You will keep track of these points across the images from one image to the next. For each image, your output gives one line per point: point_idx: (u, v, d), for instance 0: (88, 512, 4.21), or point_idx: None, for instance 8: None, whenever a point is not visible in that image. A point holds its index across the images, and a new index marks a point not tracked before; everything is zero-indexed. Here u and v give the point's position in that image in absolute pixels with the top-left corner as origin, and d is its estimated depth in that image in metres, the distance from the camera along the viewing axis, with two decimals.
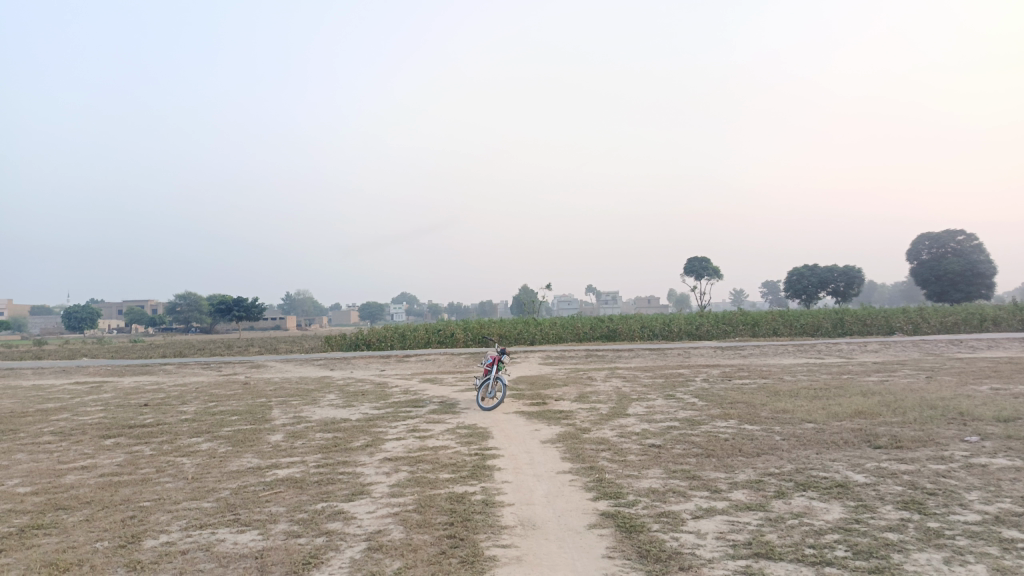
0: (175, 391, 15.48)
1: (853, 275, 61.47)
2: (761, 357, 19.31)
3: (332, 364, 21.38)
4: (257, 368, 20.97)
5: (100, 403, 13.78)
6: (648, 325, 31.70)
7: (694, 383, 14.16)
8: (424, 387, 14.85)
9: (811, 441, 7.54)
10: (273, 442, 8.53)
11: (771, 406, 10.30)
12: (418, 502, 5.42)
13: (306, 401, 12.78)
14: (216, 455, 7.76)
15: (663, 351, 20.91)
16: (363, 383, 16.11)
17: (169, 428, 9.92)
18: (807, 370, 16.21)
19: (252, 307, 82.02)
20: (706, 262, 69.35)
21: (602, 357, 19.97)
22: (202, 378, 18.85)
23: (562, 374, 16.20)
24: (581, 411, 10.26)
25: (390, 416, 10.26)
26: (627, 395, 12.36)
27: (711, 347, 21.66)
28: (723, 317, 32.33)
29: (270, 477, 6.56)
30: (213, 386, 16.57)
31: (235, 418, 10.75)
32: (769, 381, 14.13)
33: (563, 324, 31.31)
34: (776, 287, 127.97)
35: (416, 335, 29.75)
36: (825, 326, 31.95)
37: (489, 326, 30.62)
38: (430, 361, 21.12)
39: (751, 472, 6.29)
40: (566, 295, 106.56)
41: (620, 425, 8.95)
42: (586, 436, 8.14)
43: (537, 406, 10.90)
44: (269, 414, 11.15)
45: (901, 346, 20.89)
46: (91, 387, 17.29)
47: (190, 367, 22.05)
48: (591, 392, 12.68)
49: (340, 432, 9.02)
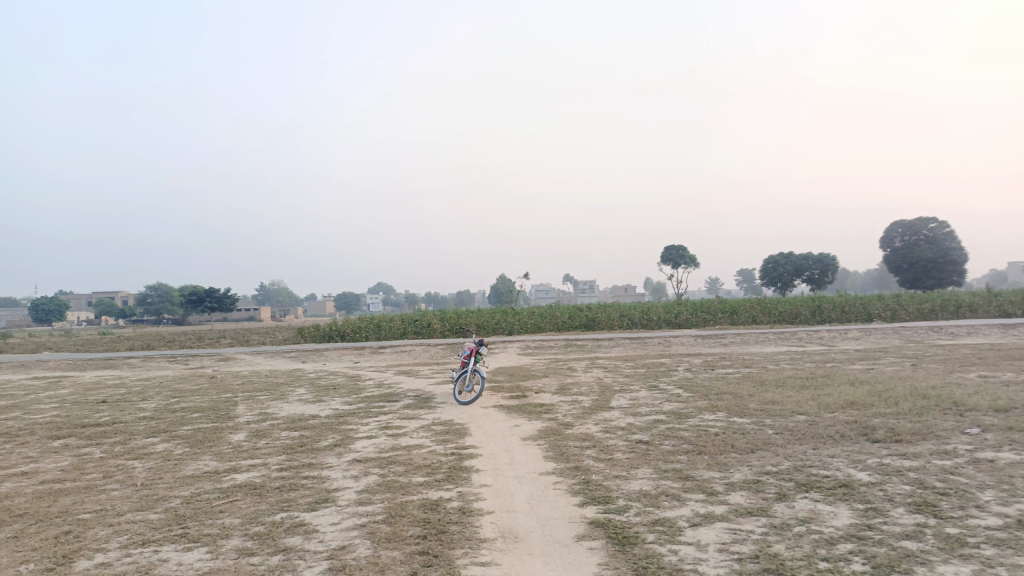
0: (137, 387, 14.79)
1: (828, 262, 61.82)
2: (742, 345, 19.04)
3: (304, 357, 20.72)
4: (226, 361, 20.24)
5: (55, 399, 13.05)
6: (627, 314, 31.38)
7: (678, 373, 13.79)
8: (399, 379, 14.31)
9: (806, 435, 7.15)
10: (235, 442, 7.96)
11: (760, 396, 9.92)
12: (388, 512, 4.91)
13: (274, 396, 12.18)
14: (171, 458, 7.18)
15: (643, 340, 20.54)
16: (335, 377, 15.52)
17: (124, 427, 9.28)
18: (790, 358, 15.91)
19: (225, 298, 80.58)
20: (683, 250, 69.29)
21: (581, 347, 19.55)
22: (168, 372, 18.13)
23: (542, 365, 15.75)
24: (563, 405, 9.80)
25: (361, 412, 9.73)
26: (610, 386, 11.93)
27: (692, 335, 21.36)
28: (701, 305, 32.11)
29: (227, 482, 6.00)
30: (177, 380, 15.86)
31: (197, 416, 10.14)
32: (753, 370, 13.80)
33: (541, 313, 30.88)
34: (751, 276, 128.76)
35: (392, 325, 29.14)
36: (803, 314, 31.86)
37: (466, 315, 30.09)
38: (406, 352, 20.57)
39: (747, 470, 5.88)
40: (543, 284, 106.21)
41: (604, 420, 8.51)
42: (569, 433, 7.68)
43: (516, 400, 10.43)
44: (234, 411, 10.56)
45: (882, 333, 20.74)
46: (49, 382, 16.50)
47: (155, 360, 21.26)
48: (573, 384, 12.23)
49: (308, 431, 8.47)
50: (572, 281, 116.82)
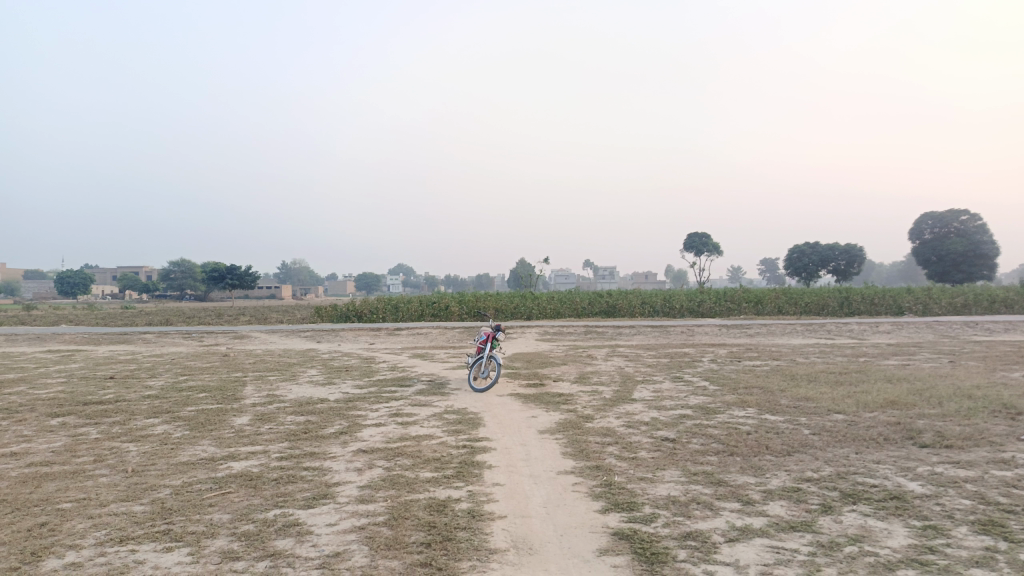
0: (147, 363, 14.52)
1: (855, 254, 60.60)
2: (768, 337, 18.42)
3: (319, 336, 20.41)
4: (240, 339, 19.96)
5: (64, 374, 12.78)
6: (648, 301, 30.76)
7: (703, 364, 13.25)
8: (413, 362, 13.89)
9: (846, 437, 6.61)
10: (237, 426, 7.57)
11: (792, 392, 9.38)
12: (391, 512, 4.47)
13: (283, 377, 11.81)
14: (169, 441, 6.80)
15: (665, 328, 19.97)
16: (348, 358, 15.15)
17: (126, 406, 8.94)
18: (819, 352, 15.29)
19: (245, 276, 80.93)
20: (706, 237, 68.26)
21: (602, 334, 19.05)
22: (182, 349, 17.88)
23: (561, 352, 15.27)
24: (583, 395, 9.33)
25: (372, 397, 9.32)
26: (632, 376, 11.43)
27: (716, 325, 20.74)
28: (725, 294, 31.41)
29: (222, 472, 5.59)
30: (189, 358, 15.58)
31: (202, 396, 9.78)
32: (781, 363, 13.22)
33: (561, 299, 30.36)
34: (774, 266, 127.10)
35: (409, 307, 28.77)
36: (830, 305, 31.05)
37: (484, 299, 29.64)
38: (422, 335, 20.19)
39: (785, 476, 5.37)
40: (563, 269, 105.53)
41: (627, 413, 8.02)
42: (589, 426, 7.21)
43: (534, 388, 9.97)
44: (241, 392, 10.20)
45: (915, 328, 19.99)
46: (61, 356, 16.31)
47: (170, 336, 21.06)
48: (593, 373, 11.75)
49: (314, 416, 8.06)
50: (592, 267, 116.09)
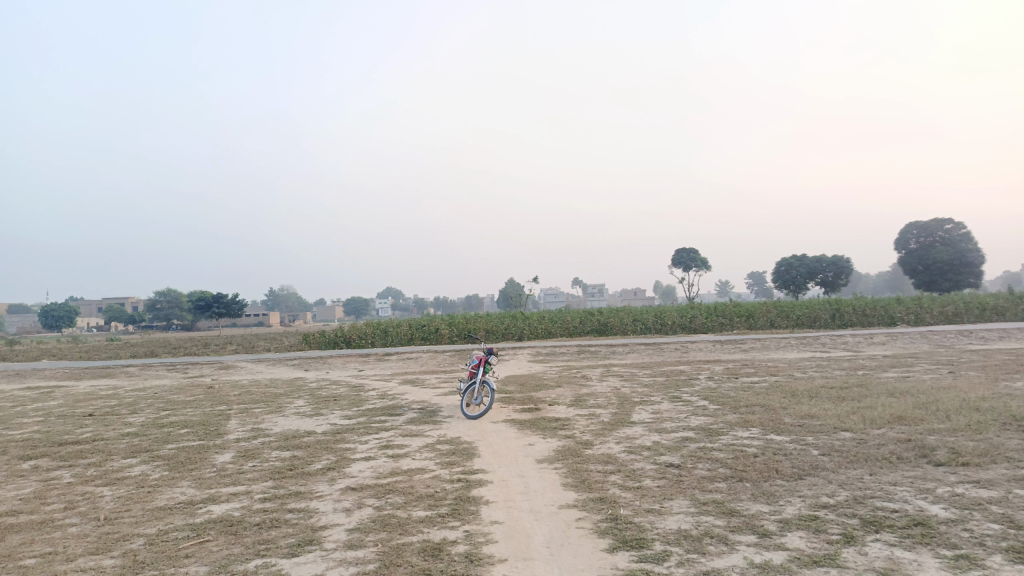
0: (129, 398, 14.07)
1: (842, 265, 60.77)
2: (764, 352, 18.18)
3: (307, 364, 19.98)
4: (226, 370, 19.50)
5: (41, 412, 12.32)
6: (640, 318, 30.52)
7: (700, 382, 12.97)
8: (404, 389, 13.53)
9: (858, 458, 6.33)
10: (219, 464, 7.19)
11: (795, 410, 9.10)
12: (381, 559, 4.13)
13: (270, 409, 11.42)
14: (146, 483, 6.43)
15: (659, 346, 19.70)
16: (337, 386, 14.76)
17: (104, 445, 8.54)
18: (816, 366, 15.05)
19: (232, 304, 80.27)
20: (694, 253, 68.27)
21: (595, 353, 18.75)
22: (165, 381, 17.42)
23: (555, 373, 14.95)
24: (580, 419, 9.02)
25: (361, 428, 8.97)
26: (629, 397, 11.12)
27: (710, 341, 20.51)
28: (716, 309, 31.25)
29: (201, 518, 5.24)
30: (173, 391, 15.13)
31: (184, 432, 9.38)
32: (780, 379, 12.95)
33: (552, 318, 30.08)
34: (762, 279, 127.56)
35: (399, 331, 28.38)
36: (822, 318, 30.93)
37: (475, 320, 29.31)
38: (412, 360, 19.83)
39: (800, 504, 5.08)
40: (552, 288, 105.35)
41: (627, 438, 7.71)
42: (589, 454, 6.89)
43: (529, 413, 9.64)
44: (225, 426, 9.81)
45: (910, 338, 19.83)
46: (40, 392, 15.81)
47: (154, 369, 20.57)
48: (589, 395, 11.43)
49: (302, 451, 7.71)
50: (581, 285, 116.08)
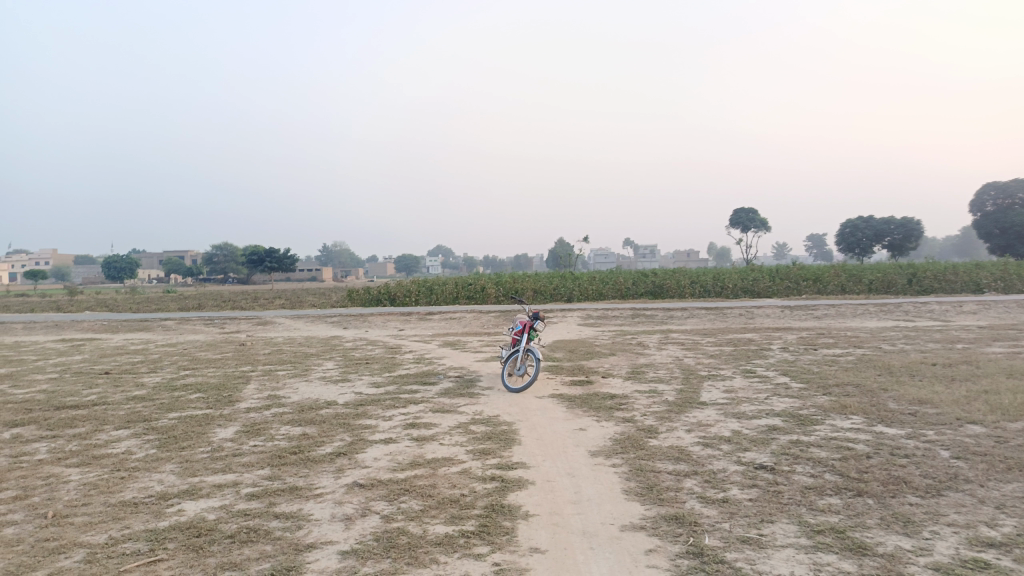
0: (155, 355, 13.27)
1: (913, 227, 57.32)
2: (840, 319, 16.49)
3: (346, 322, 19.05)
4: (263, 326, 18.72)
5: (59, 368, 11.56)
6: (698, 280, 28.78)
7: (774, 354, 11.49)
8: (443, 353, 12.39)
9: (1010, 467, 4.89)
10: (216, 442, 6.13)
11: (899, 394, 7.62)
12: None
13: (295, 372, 10.41)
14: (122, 467, 5.38)
15: (721, 310, 18.14)
16: (372, 347, 13.74)
17: (101, 412, 7.60)
18: (904, 338, 13.36)
19: (285, 259, 80.85)
20: (753, 212, 65.29)
21: (651, 318, 17.31)
22: (199, 337, 16.68)
23: (607, 339, 13.61)
24: (641, 397, 7.71)
25: (387, 399, 7.82)
26: (695, 370, 9.71)
27: (777, 306, 18.83)
28: (780, 272, 29.33)
29: (165, 523, 4.13)
30: (202, 348, 14.29)
31: (194, 398, 8.39)
32: (867, 354, 11.37)
33: (603, 279, 28.66)
34: (821, 242, 122.94)
35: (444, 289, 27.35)
36: (898, 283, 28.72)
37: (522, 280, 28.10)
38: (455, 320, 18.74)
39: (954, 540, 3.69)
40: (603, 249, 103.06)
41: (700, 425, 6.38)
42: (656, 446, 5.60)
43: (580, 387, 8.37)
44: (241, 392, 8.79)
45: (1004, 308, 17.84)
46: (69, 346, 15.20)
47: (191, 323, 19.92)
48: (649, 366, 10.10)
49: (314, 429, 6.59)
50: (633, 246, 113.72)
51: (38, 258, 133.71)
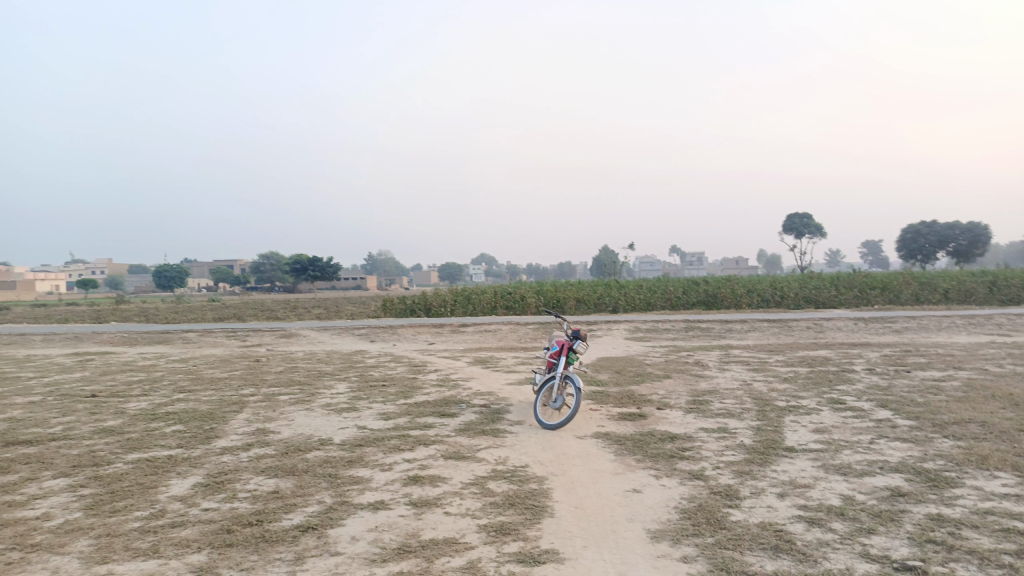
0: (159, 373, 12.10)
1: (980, 232, 53.92)
2: (924, 335, 14.53)
3: (375, 335, 17.74)
4: (286, 339, 17.53)
5: (47, 389, 10.41)
6: (754, 289, 26.82)
7: (860, 377, 9.73)
8: (472, 373, 10.91)
9: None
10: (162, 502, 4.75)
11: None
12: None
13: (299, 396, 9.05)
14: (18, 545, 4.01)
15: (785, 323, 16.27)
16: (395, 365, 12.33)
17: (53, 451, 6.31)
18: (1010, 358, 11.37)
19: (328, 268, 80.64)
20: (806, 218, 62.62)
21: (707, 332, 15.59)
22: (216, 352, 15.52)
23: (659, 357, 11.95)
24: (708, 439, 6.10)
25: (393, 439, 6.36)
26: (769, 400, 8.04)
27: (849, 318, 16.89)
28: (844, 281, 27.20)
29: None
30: (212, 365, 13.08)
31: (170, 432, 7.05)
32: (975, 379, 9.48)
33: (651, 289, 26.97)
34: (877, 249, 118.18)
35: (482, 299, 25.95)
36: (978, 293, 26.32)
37: (565, 289, 26.56)
38: (490, 333, 17.29)
39: None
40: (648, 257, 100.66)
41: (796, 487, 4.75)
42: (741, 525, 4.02)
43: (631, 424, 6.79)
44: (226, 423, 7.43)
45: None
46: (76, 361, 14.17)
47: (214, 335, 18.86)
48: (712, 394, 8.45)
49: (291, 482, 5.16)
50: (679, 254, 111.03)
51: (94, 268, 137.19)
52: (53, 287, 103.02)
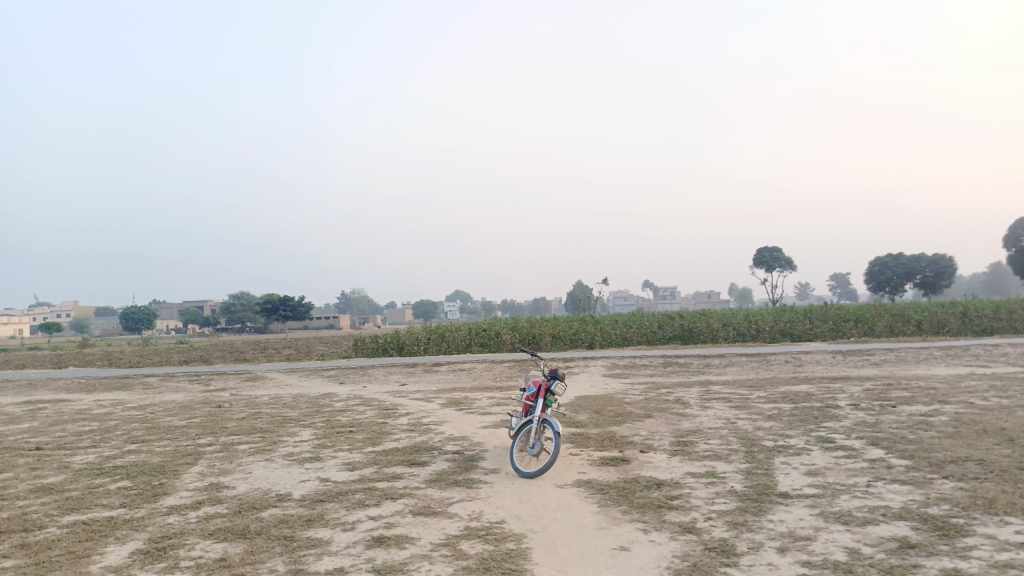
0: (112, 422, 11.41)
1: (945, 264, 54.82)
2: (904, 367, 14.36)
3: (345, 377, 17.14)
4: (252, 383, 16.85)
5: None
6: (730, 323, 26.69)
7: (846, 413, 9.42)
8: (444, 416, 10.42)
9: None
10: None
11: None
12: None
13: (260, 445, 8.48)
14: None
15: (764, 357, 16.03)
16: (364, 408, 11.79)
17: None
18: (993, 390, 11.17)
19: (299, 308, 79.52)
20: (777, 251, 63.31)
21: (686, 367, 15.27)
22: (176, 397, 14.82)
23: (639, 395, 11.57)
24: (697, 486, 5.69)
25: (358, 493, 5.86)
26: (756, 440, 7.68)
27: (827, 351, 16.71)
28: (818, 313, 27.22)
29: None
30: (171, 412, 12.40)
31: (113, 489, 6.46)
32: (963, 412, 9.24)
33: (626, 323, 26.73)
34: (845, 281, 119.94)
35: (456, 336, 25.45)
36: (950, 324, 26.48)
37: (540, 325, 26.21)
38: (464, 372, 16.79)
39: None
40: (621, 292, 100.95)
41: (796, 541, 4.35)
42: None
43: (614, 469, 6.37)
44: (177, 477, 6.85)
45: None
46: (26, 410, 13.37)
47: (176, 380, 18.10)
48: (696, 434, 8.07)
49: (242, 547, 4.64)
50: (652, 288, 111.71)
51: (59, 311, 134.11)
52: (17, 332, 100.62)
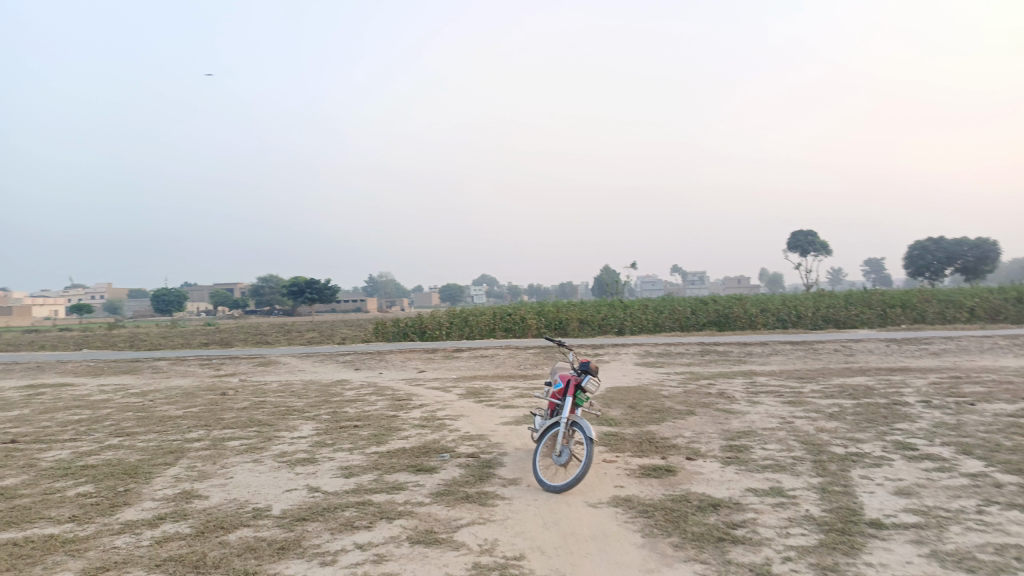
0: (107, 410, 10.59)
1: (989, 249, 52.50)
2: (971, 358, 13.01)
3: (360, 363, 16.22)
4: (263, 368, 15.98)
5: None
6: (768, 308, 25.37)
7: (920, 412, 8.21)
8: (462, 409, 9.40)
9: None
10: None
11: None
12: None
13: (252, 442, 7.54)
14: None
15: (810, 346, 14.78)
16: (376, 399, 10.80)
17: None
18: None
19: (325, 290, 79.17)
20: (812, 235, 61.27)
21: (726, 356, 14.08)
22: (182, 383, 14.00)
23: (677, 387, 10.45)
24: (763, 510, 4.59)
25: (350, 509, 4.85)
26: (822, 445, 6.54)
27: (880, 340, 15.39)
28: (862, 299, 25.79)
29: None
30: (171, 400, 11.55)
31: (70, 497, 5.53)
32: None
33: (658, 309, 25.56)
34: (880, 267, 116.78)
35: (480, 321, 24.43)
36: (1006, 311, 24.88)
37: (567, 310, 25.12)
38: (487, 359, 15.77)
39: None
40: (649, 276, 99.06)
41: None
42: None
43: (658, 483, 5.29)
44: (147, 482, 5.91)
45: None
46: (22, 395, 12.63)
47: (186, 364, 17.31)
48: (750, 437, 6.94)
49: None
50: (681, 272, 109.76)
51: (91, 293, 135.81)
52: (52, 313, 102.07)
